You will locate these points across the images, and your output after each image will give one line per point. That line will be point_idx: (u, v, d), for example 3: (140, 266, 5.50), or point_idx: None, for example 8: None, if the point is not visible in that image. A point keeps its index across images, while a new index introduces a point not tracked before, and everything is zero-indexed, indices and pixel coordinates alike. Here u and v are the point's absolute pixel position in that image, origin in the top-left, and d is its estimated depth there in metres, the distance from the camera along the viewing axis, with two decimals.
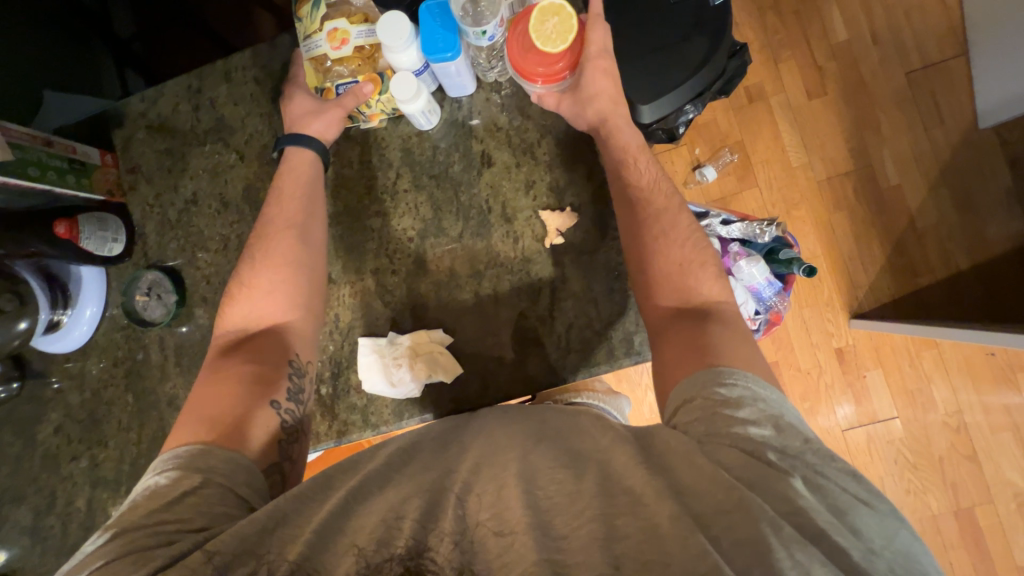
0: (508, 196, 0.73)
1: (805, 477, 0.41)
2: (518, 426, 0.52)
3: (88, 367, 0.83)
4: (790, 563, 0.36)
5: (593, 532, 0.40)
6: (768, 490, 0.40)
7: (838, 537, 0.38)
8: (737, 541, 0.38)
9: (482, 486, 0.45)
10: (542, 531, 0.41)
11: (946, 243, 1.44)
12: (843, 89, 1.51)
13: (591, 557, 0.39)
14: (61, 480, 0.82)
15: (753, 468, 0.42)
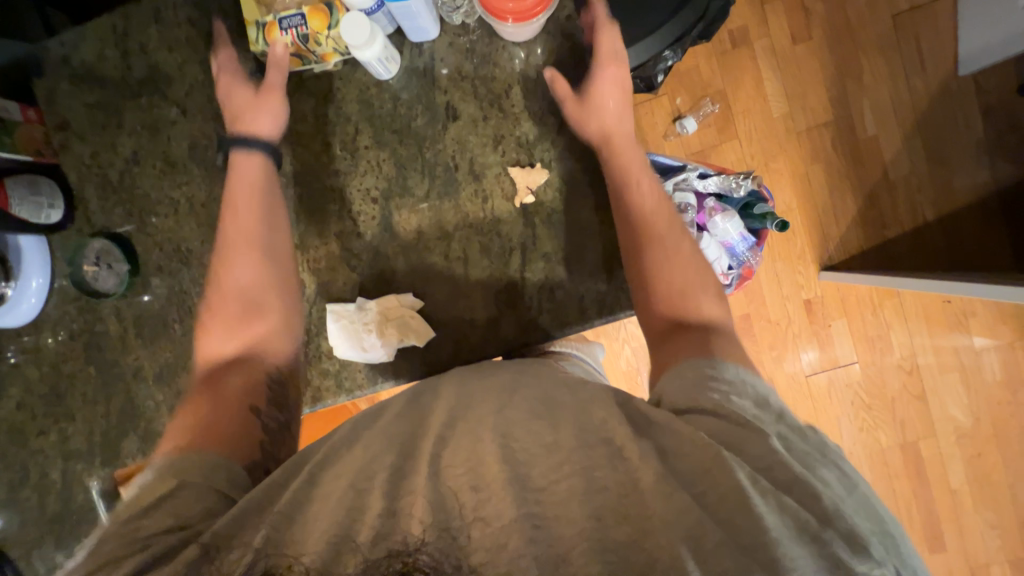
0: (476, 152, 0.69)
1: (780, 437, 0.43)
2: (491, 389, 0.52)
3: (44, 341, 0.79)
4: (767, 511, 0.37)
5: (573, 485, 0.40)
6: (746, 447, 0.42)
7: (813, 485, 0.39)
8: (719, 496, 0.38)
9: (458, 438, 0.45)
10: (520, 485, 0.40)
11: (916, 195, 1.47)
12: (827, 33, 1.46)
13: (572, 510, 0.39)
14: (31, 454, 0.81)
15: (733, 429, 0.43)
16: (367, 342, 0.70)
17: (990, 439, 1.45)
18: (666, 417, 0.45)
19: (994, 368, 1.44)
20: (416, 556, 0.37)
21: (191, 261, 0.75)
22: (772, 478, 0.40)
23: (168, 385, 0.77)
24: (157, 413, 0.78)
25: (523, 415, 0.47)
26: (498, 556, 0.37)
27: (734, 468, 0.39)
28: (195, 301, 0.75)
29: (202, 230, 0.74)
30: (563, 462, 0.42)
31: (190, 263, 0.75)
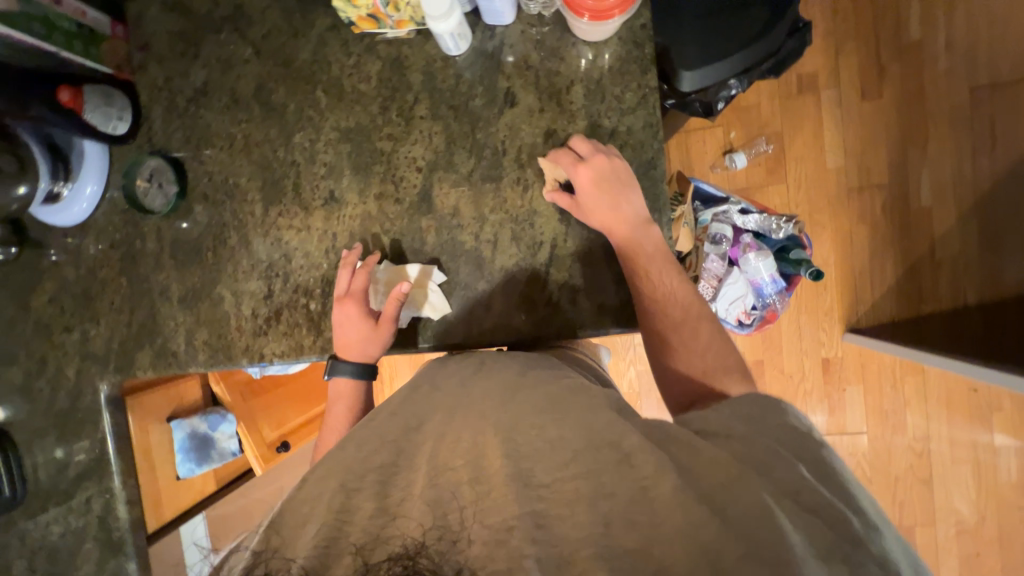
0: (526, 142, 0.69)
1: (810, 463, 0.42)
2: (500, 389, 0.54)
3: (86, 244, 0.83)
4: (795, 530, 0.35)
5: (579, 487, 0.39)
6: (773, 471, 0.40)
7: (840, 511, 0.38)
8: (746, 515, 0.36)
9: (455, 439, 0.47)
10: (523, 482, 0.40)
11: (960, 275, 1.42)
12: (899, 94, 1.42)
13: (577, 514, 0.38)
14: (53, 348, 0.85)
15: (762, 454, 0.42)
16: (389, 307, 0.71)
17: (991, 541, 1.39)
18: (686, 436, 0.44)
19: (1010, 469, 1.38)
20: (416, 560, 0.36)
21: (235, 196, 0.78)
22: (794, 500, 0.38)
23: (190, 309, 0.80)
24: (174, 333, 0.81)
25: (528, 412, 0.48)
26: (496, 552, 0.36)
27: (758, 488, 0.38)
28: (231, 234, 0.78)
29: (251, 167, 0.77)
30: (570, 461, 0.42)
31: (233, 197, 0.78)
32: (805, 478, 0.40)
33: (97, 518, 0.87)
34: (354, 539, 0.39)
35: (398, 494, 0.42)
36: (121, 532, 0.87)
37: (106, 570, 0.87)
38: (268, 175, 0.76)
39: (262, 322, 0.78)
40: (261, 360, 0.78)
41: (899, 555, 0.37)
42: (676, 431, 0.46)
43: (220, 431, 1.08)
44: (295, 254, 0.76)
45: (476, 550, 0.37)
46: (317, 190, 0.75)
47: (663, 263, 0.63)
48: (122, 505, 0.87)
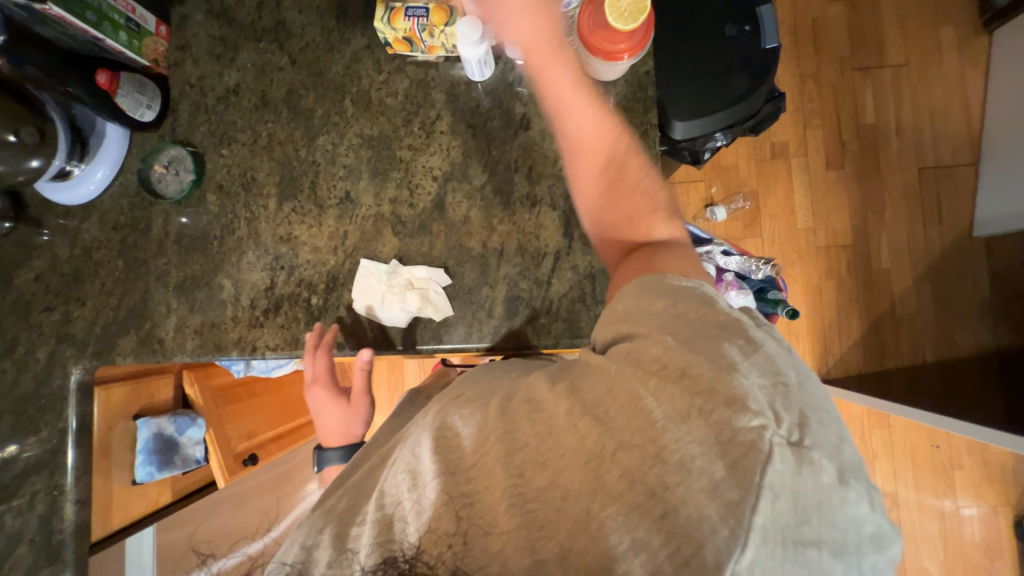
0: (537, 161, 0.75)
1: (676, 330, 0.42)
2: (463, 383, 0.53)
3: (85, 225, 0.82)
4: (659, 412, 0.38)
5: (497, 451, 0.41)
6: (643, 356, 0.42)
7: (686, 356, 0.40)
8: (620, 410, 0.40)
9: (399, 454, 0.46)
10: (449, 472, 0.42)
11: (919, 334, 1.53)
12: (859, 167, 1.59)
13: (494, 476, 0.40)
14: (27, 328, 0.81)
15: (633, 346, 0.43)
16: (392, 305, 0.73)
17: None
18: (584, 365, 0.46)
19: (974, 530, 1.45)
20: (413, 564, 0.38)
21: (250, 189, 0.80)
22: (645, 376, 0.40)
23: (185, 296, 0.79)
24: (164, 320, 0.79)
25: (462, 407, 0.47)
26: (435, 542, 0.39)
27: (630, 384, 0.40)
28: (240, 225, 0.79)
29: (271, 164, 0.80)
30: (494, 438, 0.43)
31: (249, 190, 0.80)
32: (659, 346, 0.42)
33: (37, 520, 0.79)
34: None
35: (356, 523, 0.43)
36: (63, 535, 0.80)
37: None
38: (286, 172, 0.79)
39: (259, 314, 0.77)
40: (253, 352, 0.77)
41: (757, 364, 0.39)
42: (591, 363, 0.46)
43: (187, 436, 1.02)
44: (303, 248, 0.78)
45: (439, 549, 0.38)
46: (334, 190, 0.78)
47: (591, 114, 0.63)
48: (71, 504, 0.80)
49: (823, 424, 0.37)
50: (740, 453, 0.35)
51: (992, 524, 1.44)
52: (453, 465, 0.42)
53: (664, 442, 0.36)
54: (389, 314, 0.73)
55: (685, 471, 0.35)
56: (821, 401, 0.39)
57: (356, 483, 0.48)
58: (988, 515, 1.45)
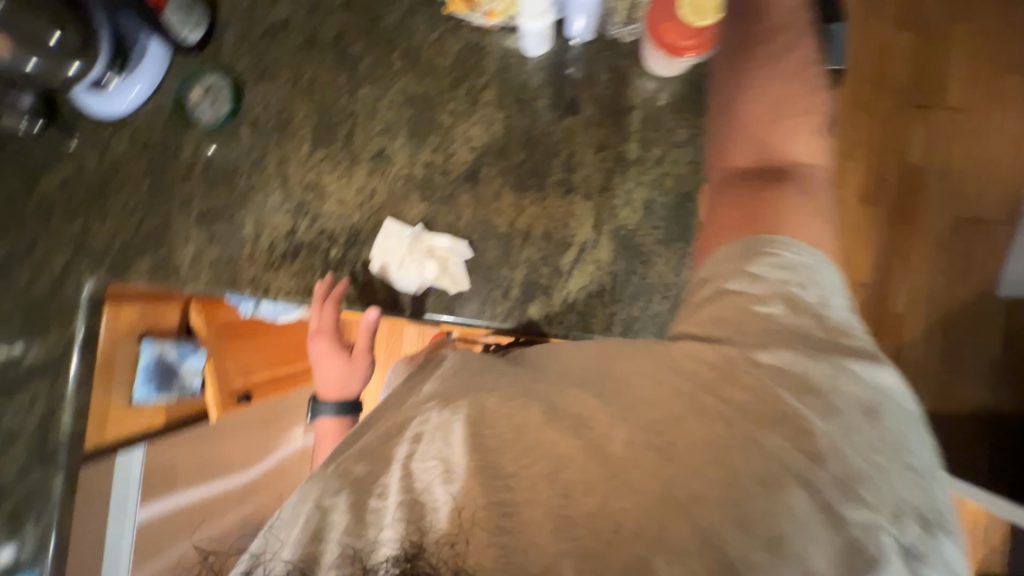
0: (579, 148, 0.73)
1: (815, 396, 0.44)
2: (487, 369, 0.52)
3: (116, 139, 0.81)
4: (763, 484, 0.39)
5: (543, 469, 0.40)
6: (774, 420, 0.42)
7: (810, 422, 0.42)
8: (692, 450, 0.40)
9: (428, 436, 0.44)
10: (493, 472, 0.40)
11: (920, 384, 1.52)
12: (894, 208, 1.56)
13: (539, 494, 0.39)
14: (47, 232, 0.82)
15: (758, 399, 0.43)
16: (408, 271, 0.72)
17: None
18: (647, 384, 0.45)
19: None
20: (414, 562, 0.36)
21: (285, 130, 0.78)
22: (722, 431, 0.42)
23: (206, 227, 0.79)
24: (183, 247, 0.79)
25: (497, 395, 0.46)
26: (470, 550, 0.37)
27: (722, 436, 0.41)
28: (270, 164, 0.78)
29: (309, 107, 0.78)
30: (533, 446, 0.41)
31: (284, 131, 0.78)
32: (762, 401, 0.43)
33: (36, 421, 0.81)
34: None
35: (375, 496, 0.40)
36: (58, 440, 0.82)
37: (31, 479, 0.81)
38: (324, 119, 0.78)
39: (276, 257, 0.77)
40: (266, 293, 0.77)
41: (873, 443, 0.43)
42: (648, 382, 0.45)
43: (187, 364, 1.05)
44: (329, 198, 0.77)
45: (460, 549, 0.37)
46: (369, 144, 0.76)
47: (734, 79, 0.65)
48: (70, 413, 0.82)
49: (935, 531, 0.41)
50: (855, 549, 0.38)
51: None
52: (479, 446, 0.41)
53: (751, 512, 0.38)
54: (402, 280, 0.73)
55: (788, 552, 0.37)
56: (935, 498, 0.43)
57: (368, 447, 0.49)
58: None
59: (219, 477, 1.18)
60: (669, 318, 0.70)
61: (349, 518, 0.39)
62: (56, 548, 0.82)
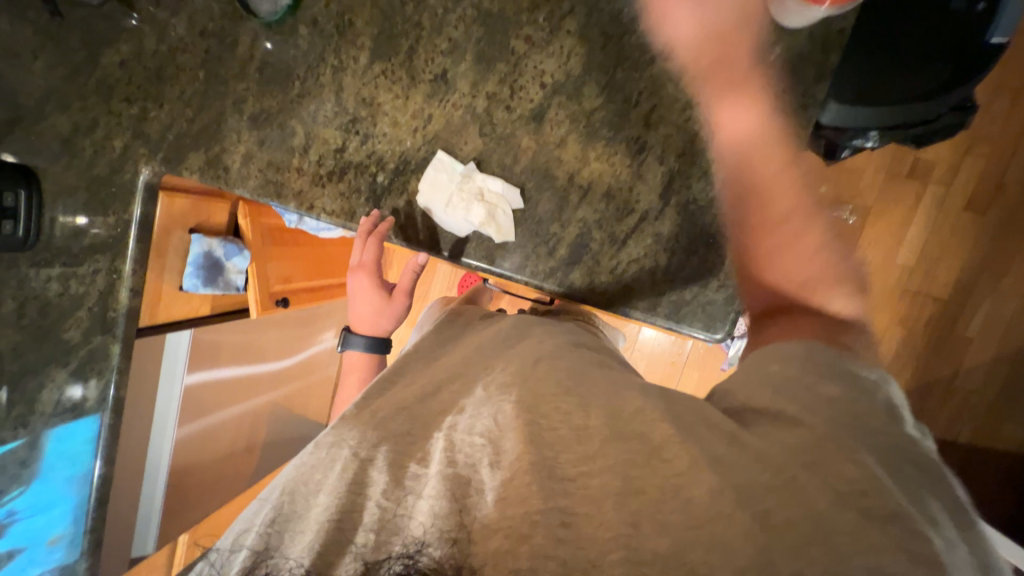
0: (665, 101, 0.63)
1: (901, 485, 0.36)
2: (537, 362, 0.53)
3: (175, 21, 0.77)
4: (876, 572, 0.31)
5: (607, 482, 0.38)
6: (868, 488, 0.34)
7: (920, 527, 0.33)
8: (788, 519, 0.33)
9: (480, 417, 0.46)
10: (547, 474, 0.39)
11: (964, 413, 1.43)
12: (1000, 221, 1.37)
13: (605, 510, 0.36)
14: (107, 113, 0.82)
15: (842, 465, 0.36)
16: (455, 211, 0.68)
17: None
18: (730, 427, 0.42)
19: None
20: (416, 558, 0.35)
21: (344, 35, 0.72)
22: (866, 509, 0.33)
23: (258, 131, 0.76)
24: (233, 149, 0.78)
25: (550, 390, 0.47)
26: (518, 549, 0.34)
27: (827, 494, 0.34)
28: (326, 72, 0.73)
29: (372, 11, 0.70)
30: (596, 456, 0.40)
31: (343, 36, 0.72)
32: (900, 499, 0.34)
33: (97, 292, 0.88)
34: (361, 539, 0.37)
35: (416, 464, 0.43)
36: (117, 313, 0.88)
37: (93, 343, 0.90)
38: (387, 26, 0.70)
39: (323, 174, 0.75)
40: (309, 210, 0.76)
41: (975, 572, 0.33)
42: (716, 418, 0.43)
43: (233, 262, 1.07)
44: (383, 119, 0.72)
45: (495, 542, 0.35)
46: (430, 64, 0.69)
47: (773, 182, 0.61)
48: (127, 291, 0.87)
49: None
50: None
51: None
52: (527, 438, 0.42)
53: None
54: (452, 222, 0.70)
55: None
56: None
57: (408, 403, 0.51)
58: None
59: (257, 363, 1.27)
60: (723, 309, 0.65)
61: (388, 478, 0.42)
62: (112, 407, 0.92)
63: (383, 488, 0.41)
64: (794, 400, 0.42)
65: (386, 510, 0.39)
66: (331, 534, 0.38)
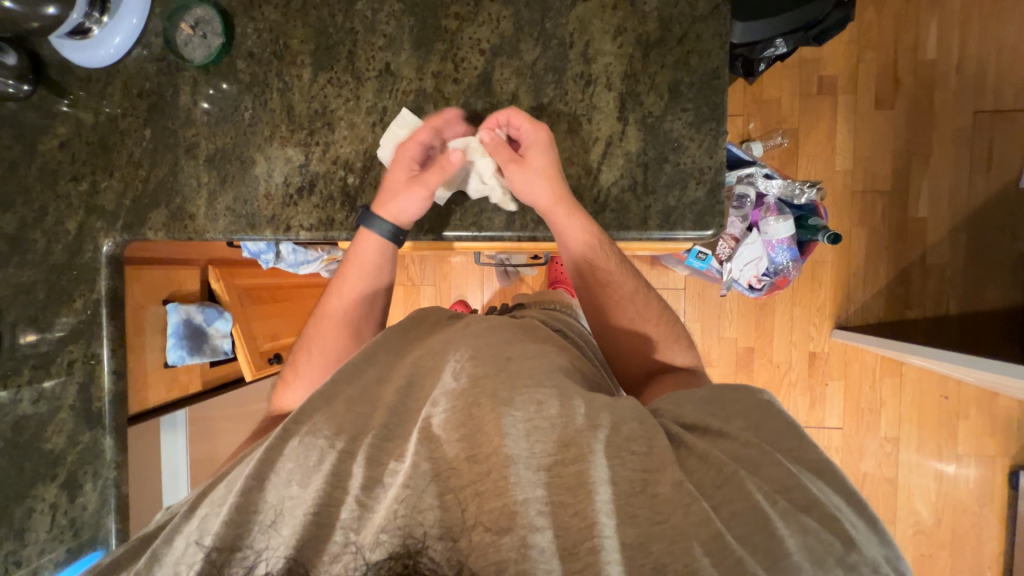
0: (595, 36, 0.68)
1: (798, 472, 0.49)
2: (505, 353, 0.60)
3: (110, 91, 0.78)
4: (786, 532, 0.44)
5: (580, 470, 0.47)
6: (763, 473, 0.48)
7: (811, 493, 0.47)
8: (734, 513, 0.45)
9: (455, 403, 0.54)
10: (521, 463, 0.47)
11: (945, 287, 1.51)
12: (910, 107, 1.50)
13: (579, 497, 0.46)
14: (56, 198, 0.79)
15: (751, 455, 0.50)
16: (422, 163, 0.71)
17: (944, 542, 1.56)
18: (678, 432, 0.53)
19: (968, 478, 1.54)
20: (416, 559, 0.44)
21: (283, 57, 0.74)
22: (791, 500, 0.46)
23: (217, 170, 0.76)
24: (195, 195, 0.77)
25: (525, 384, 0.54)
26: (501, 540, 0.44)
27: (751, 487, 0.46)
28: (274, 96, 0.75)
29: (306, 30, 0.74)
30: (569, 444, 0.49)
31: (282, 59, 0.74)
32: (796, 475, 0.48)
33: (76, 387, 0.82)
34: (339, 536, 0.47)
35: (392, 460, 0.51)
36: (101, 403, 0.83)
37: (82, 443, 0.83)
38: (321, 40, 0.73)
39: (293, 193, 0.75)
40: (287, 231, 0.75)
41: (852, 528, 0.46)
42: (673, 428, 0.54)
43: (215, 327, 1.03)
44: (339, 124, 0.74)
45: (479, 536, 0.45)
46: (372, 61, 0.73)
47: (637, 304, 0.73)
48: (108, 373, 0.82)
49: None
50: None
51: (986, 473, 1.53)
52: (503, 432, 0.49)
53: (762, 545, 0.43)
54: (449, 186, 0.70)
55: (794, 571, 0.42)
56: None
57: (395, 405, 0.57)
58: (984, 466, 1.53)
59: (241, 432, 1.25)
60: (708, 206, 0.68)
61: (367, 474, 0.50)
62: (116, 509, 0.84)
63: (360, 487, 0.49)
64: (718, 418, 0.56)
65: (366, 506, 0.48)
66: (309, 528, 0.47)
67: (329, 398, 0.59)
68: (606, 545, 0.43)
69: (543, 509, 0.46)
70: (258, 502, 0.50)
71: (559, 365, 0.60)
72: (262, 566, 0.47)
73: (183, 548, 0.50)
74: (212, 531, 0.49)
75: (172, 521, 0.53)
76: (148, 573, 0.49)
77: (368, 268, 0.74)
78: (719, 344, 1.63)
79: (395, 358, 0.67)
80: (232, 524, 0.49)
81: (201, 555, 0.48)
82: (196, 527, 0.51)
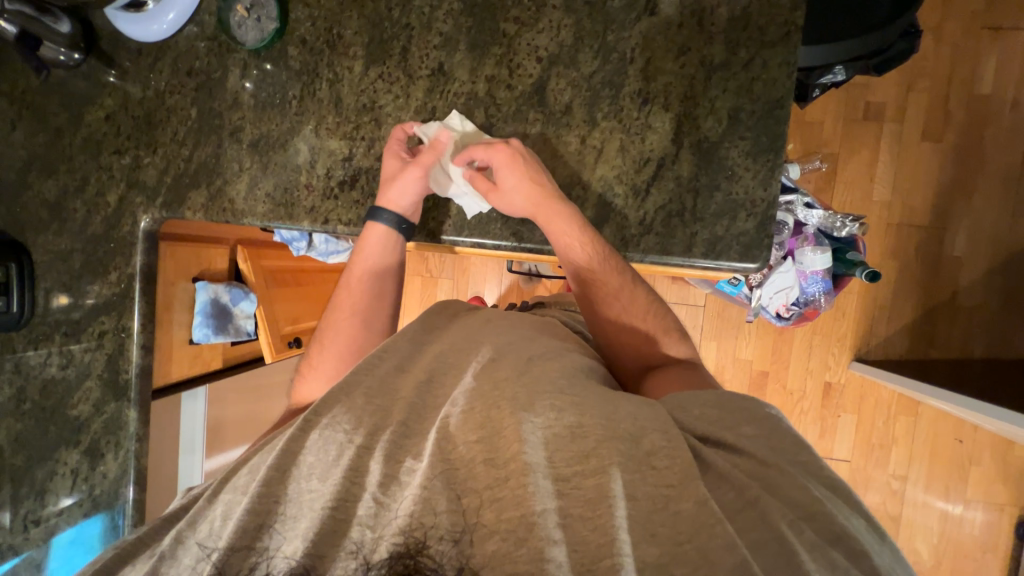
0: (657, 53, 0.66)
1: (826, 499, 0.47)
2: (529, 363, 0.59)
3: (160, 66, 0.77)
4: (813, 565, 0.41)
5: (602, 484, 0.45)
6: (785, 495, 0.47)
7: (840, 523, 0.45)
8: (755, 544, 0.43)
9: (471, 404, 0.53)
10: (541, 473, 0.46)
11: (973, 329, 1.48)
12: (958, 142, 1.45)
13: (597, 510, 0.43)
14: (99, 169, 0.80)
15: (768, 474, 0.48)
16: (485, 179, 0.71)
17: None
18: (694, 442, 0.51)
19: (973, 523, 1.52)
20: (417, 559, 0.41)
21: (335, 48, 0.73)
22: (818, 534, 0.44)
23: (260, 156, 0.76)
24: (236, 178, 0.76)
25: (547, 390, 0.53)
26: (517, 553, 0.41)
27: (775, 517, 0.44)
28: (322, 86, 0.74)
29: (360, 22, 0.72)
30: (591, 454, 0.47)
31: (334, 49, 0.73)
32: (823, 502, 0.46)
33: (105, 358, 0.83)
34: (355, 534, 0.45)
35: (408, 460, 0.50)
36: (129, 374, 0.83)
37: (107, 413, 0.84)
38: (376, 33, 0.72)
39: (334, 186, 0.75)
40: (326, 225, 0.75)
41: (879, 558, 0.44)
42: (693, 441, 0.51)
43: (240, 307, 1.04)
44: (387, 120, 0.73)
45: (494, 545, 0.42)
46: (426, 59, 0.71)
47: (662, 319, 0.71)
48: (137, 348, 0.83)
49: None
50: None
51: (992, 519, 1.51)
52: (522, 438, 0.48)
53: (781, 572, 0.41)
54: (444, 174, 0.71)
55: None
56: None
57: (413, 400, 0.57)
58: (991, 512, 1.51)
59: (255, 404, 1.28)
60: (755, 238, 0.66)
61: (385, 471, 0.49)
62: (135, 480, 0.84)
63: (376, 483, 0.48)
64: (733, 433, 0.53)
65: (384, 504, 0.46)
66: (326, 521, 0.46)
67: (348, 389, 0.58)
68: (626, 564, 0.40)
69: (561, 522, 0.43)
70: (281, 493, 0.50)
71: (579, 371, 0.59)
72: (265, 566, 0.45)
73: (195, 547, 0.49)
74: (226, 532, 0.48)
75: (197, 506, 0.53)
76: (170, 560, 0.49)
77: (364, 257, 0.73)
78: (733, 365, 1.62)
79: (414, 351, 0.67)
80: (251, 516, 0.48)
81: (211, 557, 0.47)
82: (213, 515, 0.51)
